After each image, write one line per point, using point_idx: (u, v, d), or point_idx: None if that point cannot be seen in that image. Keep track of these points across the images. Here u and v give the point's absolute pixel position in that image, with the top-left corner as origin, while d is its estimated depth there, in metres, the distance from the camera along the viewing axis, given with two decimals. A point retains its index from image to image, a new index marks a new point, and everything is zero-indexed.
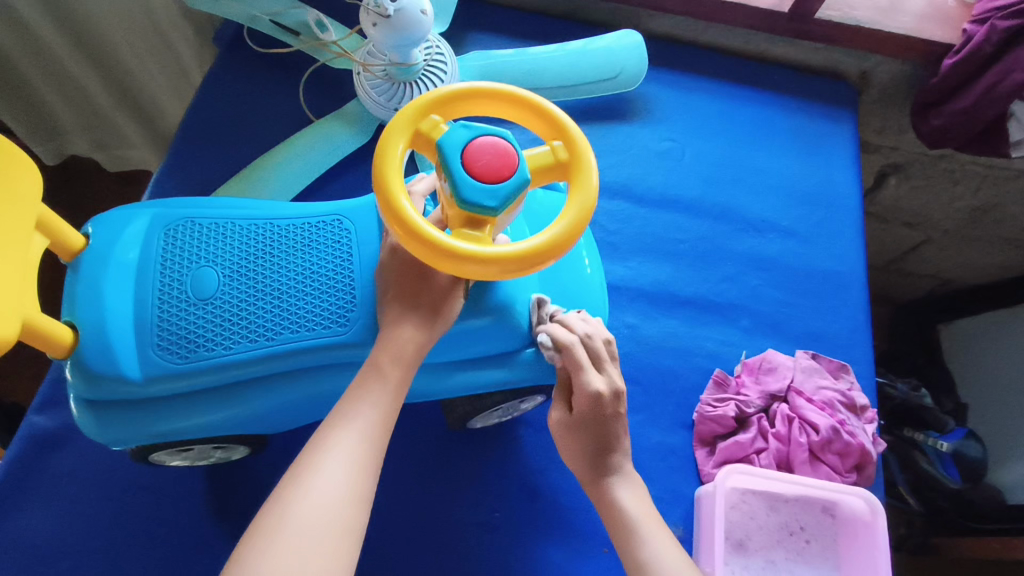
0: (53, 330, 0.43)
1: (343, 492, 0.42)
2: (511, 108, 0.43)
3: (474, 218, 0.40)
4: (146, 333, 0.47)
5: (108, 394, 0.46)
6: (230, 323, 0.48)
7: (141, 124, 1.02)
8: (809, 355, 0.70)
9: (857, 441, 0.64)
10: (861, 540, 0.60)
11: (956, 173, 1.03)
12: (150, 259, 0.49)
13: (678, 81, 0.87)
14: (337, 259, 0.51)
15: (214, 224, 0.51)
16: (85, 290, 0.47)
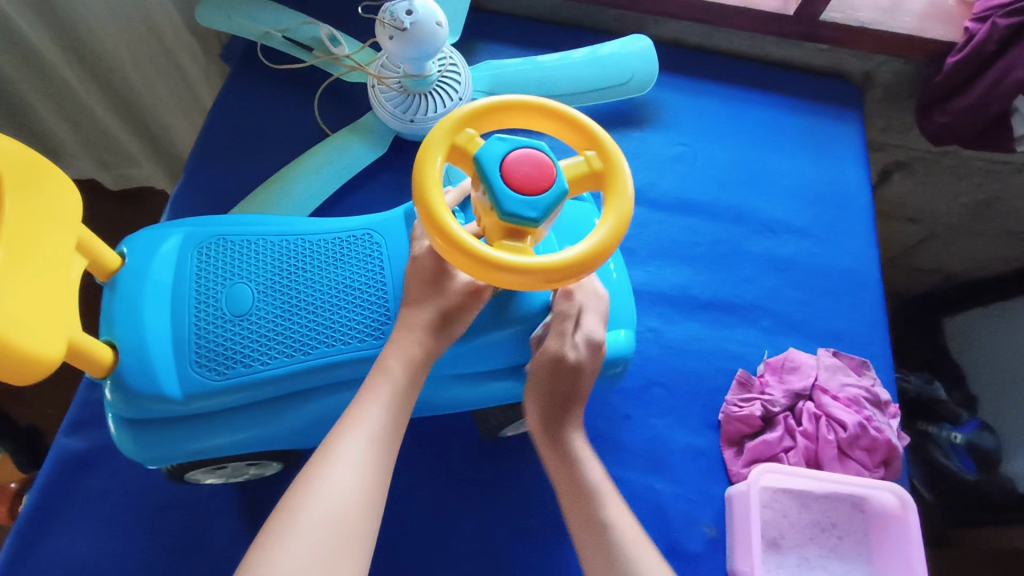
0: (93, 349, 0.43)
1: (351, 493, 0.42)
2: (544, 121, 0.44)
3: (515, 230, 0.40)
4: (184, 351, 0.47)
5: (148, 413, 0.46)
6: (267, 339, 0.48)
7: (145, 142, 1.02)
8: (830, 353, 0.71)
9: (884, 436, 0.64)
10: (892, 534, 0.60)
11: (959, 169, 1.05)
12: (186, 277, 0.49)
13: (686, 87, 0.88)
14: (369, 273, 0.52)
15: (246, 241, 0.51)
16: (123, 309, 0.47)
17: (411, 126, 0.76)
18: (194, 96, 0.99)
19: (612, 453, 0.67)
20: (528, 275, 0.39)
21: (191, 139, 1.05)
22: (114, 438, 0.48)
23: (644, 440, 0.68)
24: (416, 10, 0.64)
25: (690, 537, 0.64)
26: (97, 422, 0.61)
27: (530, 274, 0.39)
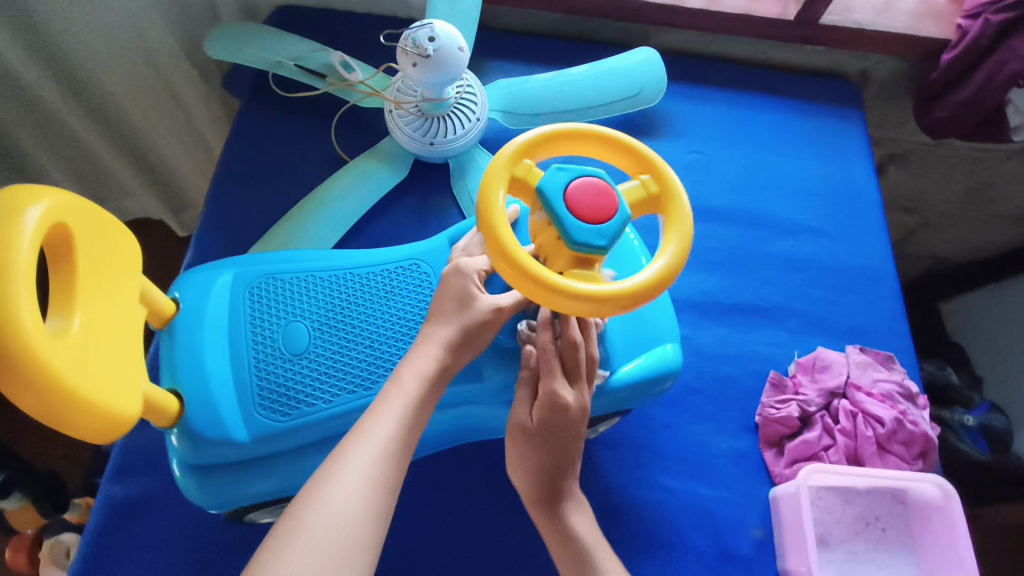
0: (161, 397, 0.44)
1: (356, 497, 0.42)
2: (597, 147, 0.44)
3: (585, 259, 0.41)
4: (248, 393, 0.47)
5: (215, 457, 0.46)
6: (329, 375, 0.49)
7: (143, 175, 1.00)
8: (859, 349, 0.73)
9: (920, 429, 0.66)
10: (935, 524, 0.62)
11: (952, 159, 1.08)
12: (241, 317, 0.49)
13: (694, 94, 0.89)
14: (419, 304, 0.53)
15: (296, 278, 0.52)
16: (183, 354, 0.47)
17: (432, 149, 0.77)
18: (195, 127, 0.98)
19: (656, 462, 0.68)
20: (592, 301, 0.40)
21: (193, 170, 1.03)
22: (178, 485, 0.48)
23: (685, 447, 0.69)
24: (438, 36, 0.65)
25: (739, 540, 0.65)
26: (147, 466, 0.61)
27: (594, 301, 0.40)
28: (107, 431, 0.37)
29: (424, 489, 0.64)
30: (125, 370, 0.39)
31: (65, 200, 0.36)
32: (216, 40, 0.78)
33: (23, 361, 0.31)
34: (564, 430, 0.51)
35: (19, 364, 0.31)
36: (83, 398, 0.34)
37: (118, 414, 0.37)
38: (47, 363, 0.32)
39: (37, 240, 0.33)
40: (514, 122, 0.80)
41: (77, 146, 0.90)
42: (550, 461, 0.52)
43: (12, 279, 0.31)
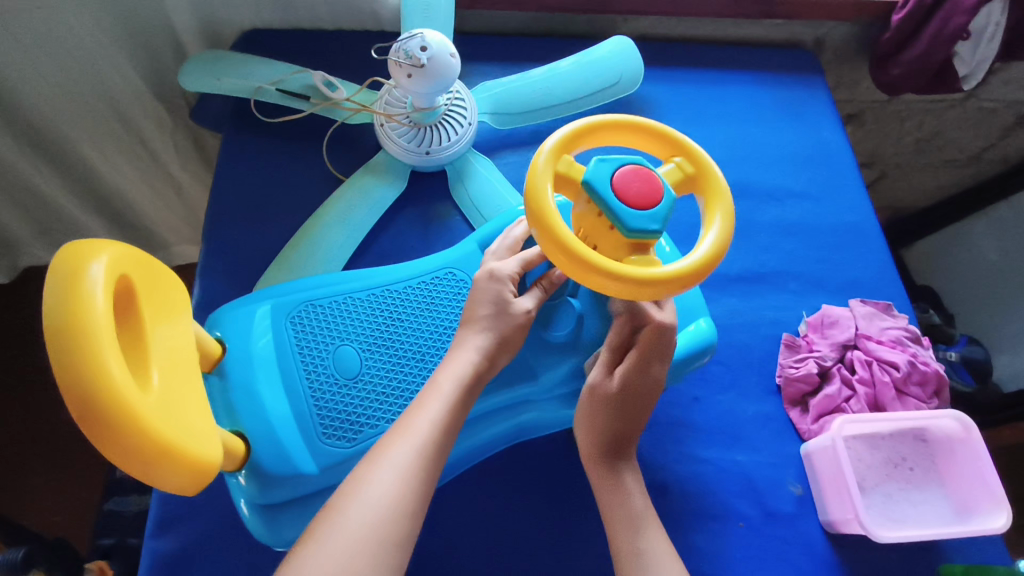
0: (231, 442, 0.50)
1: (392, 497, 0.45)
2: (630, 137, 0.48)
3: (641, 244, 0.44)
4: (302, 428, 0.54)
5: (285, 491, 0.53)
6: (368, 401, 0.56)
7: (107, 221, 0.94)
8: (861, 302, 0.77)
9: (931, 368, 0.72)
10: (959, 456, 0.66)
11: (903, 113, 1.11)
12: (288, 356, 0.56)
13: (665, 76, 0.91)
14: (436, 325, 0.60)
15: (325, 316, 0.58)
16: (243, 399, 0.53)
17: (429, 158, 0.77)
18: (161, 166, 0.92)
19: (691, 436, 0.70)
20: (632, 283, 0.42)
21: (163, 215, 0.98)
22: (248, 524, 0.53)
23: (714, 417, 0.71)
24: (429, 46, 0.66)
25: (779, 499, 0.68)
26: (197, 511, 0.61)
27: (639, 282, 0.42)
28: (198, 476, 0.38)
29: (474, 495, 0.65)
30: (195, 411, 0.41)
31: (120, 251, 0.37)
32: (188, 72, 0.76)
33: (121, 416, 0.33)
34: (643, 398, 0.56)
35: (119, 419, 0.32)
36: (174, 445, 0.36)
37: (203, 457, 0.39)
38: (141, 415, 0.33)
39: (110, 295, 0.34)
40: (503, 122, 0.81)
41: (39, 198, 0.85)
42: (620, 426, 0.57)
43: (98, 338, 0.32)
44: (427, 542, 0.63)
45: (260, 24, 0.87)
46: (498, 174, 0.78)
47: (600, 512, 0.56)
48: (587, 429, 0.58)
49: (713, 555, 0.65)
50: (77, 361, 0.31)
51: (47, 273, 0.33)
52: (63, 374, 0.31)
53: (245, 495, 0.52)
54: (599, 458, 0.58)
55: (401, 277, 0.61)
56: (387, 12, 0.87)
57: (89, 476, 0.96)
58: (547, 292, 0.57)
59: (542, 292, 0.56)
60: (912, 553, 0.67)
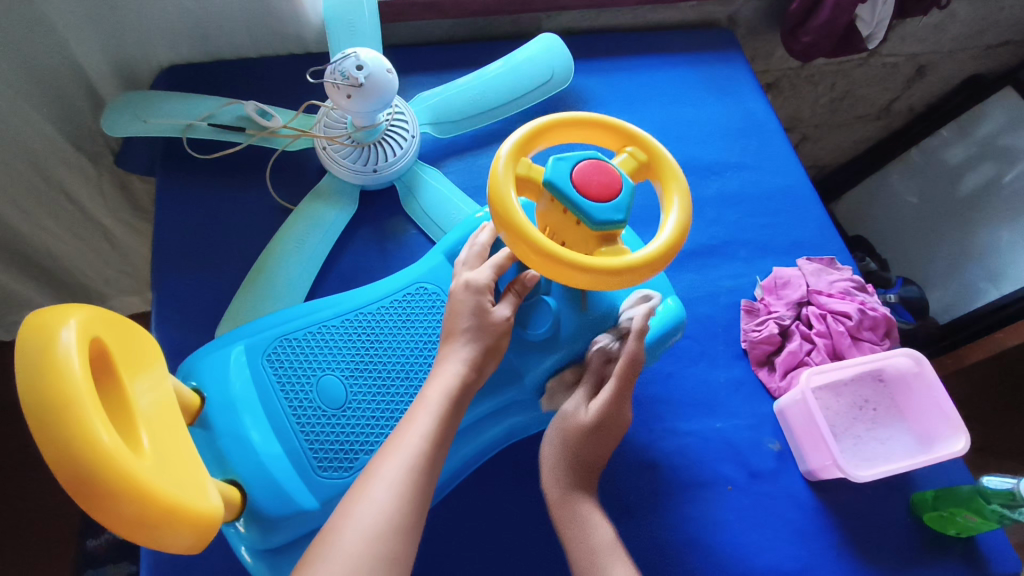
0: (227, 493, 0.50)
1: (388, 516, 0.44)
2: (584, 131, 0.50)
3: (609, 234, 0.46)
4: (297, 465, 0.54)
5: (287, 533, 0.53)
6: (357, 426, 0.57)
7: (35, 281, 0.90)
8: (807, 260, 0.81)
9: (880, 313, 0.76)
10: (916, 390, 0.71)
11: (816, 76, 1.16)
12: (271, 396, 0.56)
13: (593, 68, 0.93)
14: (410, 342, 0.61)
15: (300, 349, 0.59)
16: (230, 445, 0.53)
17: (376, 175, 0.76)
18: (90, 219, 0.88)
19: (670, 411, 0.72)
20: (599, 273, 0.44)
21: (92, 267, 0.94)
22: (252, 571, 0.54)
23: (689, 389, 0.74)
24: (365, 64, 0.66)
25: (762, 457, 0.71)
26: (190, 567, 0.59)
27: (606, 272, 0.44)
28: (200, 528, 0.39)
29: (472, 502, 0.65)
30: (182, 467, 0.41)
31: (87, 315, 0.37)
32: (110, 116, 0.73)
33: (115, 480, 0.33)
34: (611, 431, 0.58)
35: (113, 483, 0.33)
36: (171, 502, 0.36)
37: (201, 509, 0.39)
38: (134, 476, 0.34)
39: (86, 361, 0.34)
40: (444, 131, 0.82)
41: None
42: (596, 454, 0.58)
43: (83, 408, 0.32)
44: (432, 558, 0.63)
45: (179, 59, 0.84)
46: (447, 182, 0.78)
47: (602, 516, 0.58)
48: (553, 463, 0.58)
49: (708, 520, 0.67)
50: (66, 436, 0.32)
51: (17, 348, 0.33)
52: (51, 445, 0.32)
53: (247, 542, 0.53)
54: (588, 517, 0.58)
55: (370, 300, 0.62)
56: (311, 33, 0.86)
57: (57, 551, 0.91)
58: (520, 296, 0.57)
59: (516, 298, 0.57)
60: (886, 486, 0.71)
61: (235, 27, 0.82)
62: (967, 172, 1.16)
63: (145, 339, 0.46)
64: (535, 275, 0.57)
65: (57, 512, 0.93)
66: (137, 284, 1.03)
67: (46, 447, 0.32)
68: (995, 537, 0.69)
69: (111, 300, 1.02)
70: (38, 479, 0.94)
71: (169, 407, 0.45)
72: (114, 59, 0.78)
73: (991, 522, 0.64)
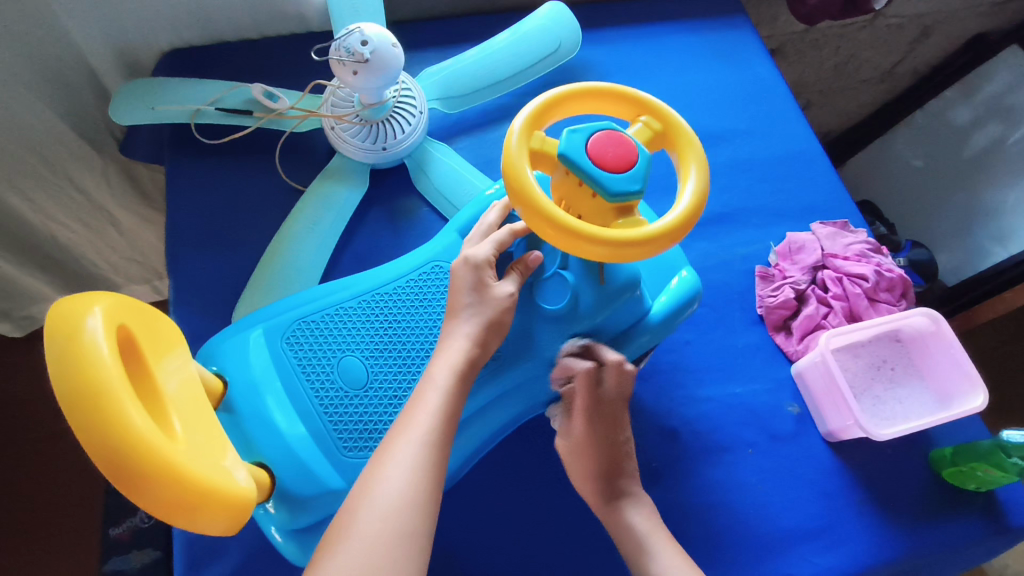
0: (258, 475, 0.51)
1: (405, 493, 0.45)
2: (598, 102, 0.50)
3: (625, 207, 0.46)
4: (325, 446, 0.55)
5: (316, 513, 0.54)
6: (380, 404, 0.57)
7: (47, 272, 0.90)
8: (821, 224, 0.81)
9: (896, 274, 0.77)
10: (932, 349, 0.71)
11: (820, 40, 1.15)
12: (292, 378, 0.56)
13: (598, 37, 0.91)
14: (429, 321, 0.61)
15: (319, 331, 0.59)
16: (256, 429, 0.54)
17: (386, 154, 0.76)
18: (98, 208, 0.88)
19: (689, 378, 0.73)
20: (616, 246, 0.44)
21: (103, 258, 0.94)
22: (283, 551, 0.55)
23: (707, 355, 0.74)
24: (370, 40, 0.65)
25: (782, 419, 0.72)
26: (224, 546, 0.60)
27: (624, 244, 0.44)
28: (234, 511, 0.39)
29: (495, 473, 0.66)
30: (214, 451, 0.42)
31: (112, 300, 0.37)
32: (119, 103, 0.73)
33: (150, 464, 0.33)
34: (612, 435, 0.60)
35: (148, 467, 0.33)
36: (204, 484, 0.37)
37: (234, 492, 0.39)
38: (169, 460, 0.34)
39: (113, 347, 0.34)
40: (451, 106, 0.81)
41: None
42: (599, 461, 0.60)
43: (114, 394, 0.32)
44: (460, 527, 0.64)
45: (180, 43, 0.83)
46: (457, 157, 0.78)
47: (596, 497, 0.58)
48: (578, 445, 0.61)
49: (730, 482, 0.68)
50: (100, 422, 0.32)
51: (44, 337, 0.33)
52: (85, 432, 0.32)
53: (276, 523, 0.54)
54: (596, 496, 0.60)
55: (387, 279, 0.62)
56: (313, 12, 0.85)
57: (82, 539, 0.93)
58: (525, 274, 0.57)
59: (519, 277, 0.56)
60: (905, 445, 0.72)
61: (236, 8, 0.81)
62: (974, 132, 1.14)
63: (170, 326, 0.46)
64: (538, 255, 0.57)
65: (80, 505, 0.94)
66: (147, 272, 1.03)
67: (79, 432, 0.32)
68: (1014, 490, 0.70)
69: (120, 289, 1.01)
70: (60, 468, 0.95)
71: (195, 391, 0.46)
72: (116, 44, 0.78)
73: (1011, 475, 0.64)
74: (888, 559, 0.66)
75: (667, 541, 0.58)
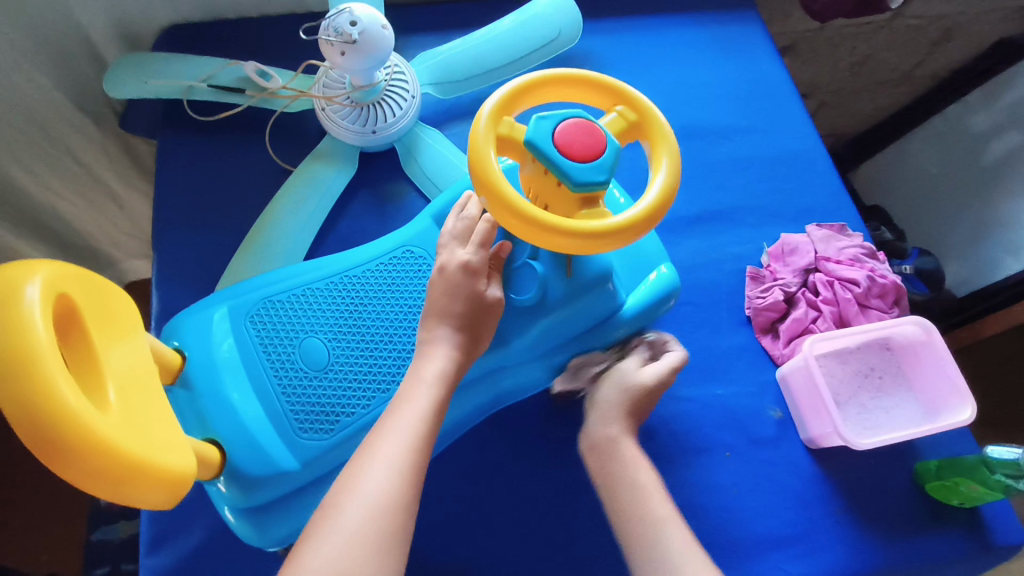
0: (203, 450, 0.50)
1: (389, 492, 0.45)
2: (570, 89, 0.49)
3: (589, 197, 0.45)
4: (282, 426, 0.55)
5: (269, 492, 0.53)
6: (339, 387, 0.57)
7: None
8: (817, 226, 0.79)
9: (889, 280, 0.75)
10: (924, 360, 0.69)
11: (835, 38, 1.13)
12: (252, 356, 0.56)
13: (602, 27, 0.90)
14: (396, 306, 0.60)
15: (282, 311, 0.58)
16: (211, 405, 0.54)
17: (375, 137, 0.75)
18: (97, 182, 0.88)
19: None
20: (589, 238, 0.43)
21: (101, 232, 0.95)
22: (235, 529, 0.54)
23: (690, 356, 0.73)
24: (359, 20, 0.65)
25: (762, 424, 0.70)
26: (188, 522, 0.60)
27: (595, 237, 0.43)
28: (168, 485, 0.39)
29: (465, 464, 0.66)
30: (154, 425, 0.42)
31: (55, 270, 0.37)
32: (113, 78, 0.73)
33: (76, 434, 0.33)
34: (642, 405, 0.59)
35: (74, 439, 0.33)
36: (136, 458, 0.37)
37: (169, 468, 0.39)
38: (99, 434, 0.34)
39: (48, 317, 0.34)
40: (445, 92, 0.80)
41: None
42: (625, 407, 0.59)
43: (43, 363, 0.32)
44: (427, 515, 0.64)
45: (180, 19, 0.83)
46: (447, 143, 0.77)
47: (599, 461, 0.57)
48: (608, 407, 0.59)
49: (705, 485, 0.67)
50: (27, 392, 0.32)
51: None
52: (11, 401, 0.32)
53: (228, 502, 0.53)
54: (591, 443, 0.58)
55: (356, 263, 0.62)
56: None
57: (69, 507, 0.94)
58: (498, 271, 0.57)
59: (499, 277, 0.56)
60: (889, 456, 0.70)
61: None
62: (993, 140, 1.10)
63: (124, 300, 0.46)
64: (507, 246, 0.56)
65: None
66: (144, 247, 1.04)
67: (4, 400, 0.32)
68: (999, 508, 0.68)
69: (120, 264, 1.02)
70: None
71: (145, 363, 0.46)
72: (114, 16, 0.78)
73: (995, 492, 0.63)
74: (863, 570, 0.65)
75: (690, 541, 0.52)
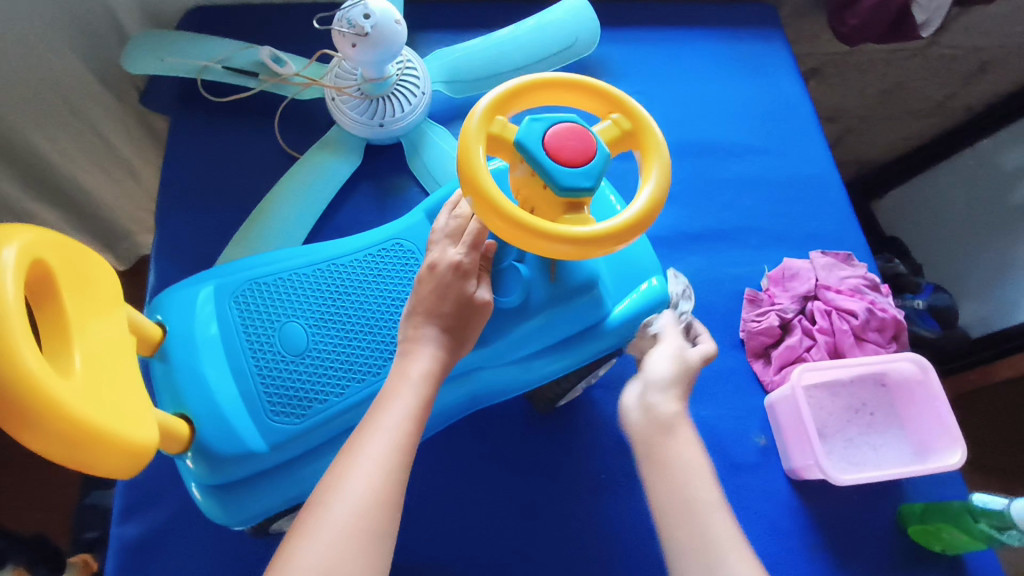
0: (174, 425, 0.51)
1: (377, 490, 0.44)
2: (565, 94, 0.48)
3: (574, 203, 0.44)
4: (253, 407, 0.55)
5: (235, 472, 0.54)
6: (314, 373, 0.57)
7: None
8: (821, 253, 0.78)
9: (890, 314, 0.73)
10: (918, 399, 0.67)
11: (864, 64, 1.10)
12: (231, 336, 0.57)
13: (622, 36, 0.89)
14: (379, 298, 0.60)
15: (266, 294, 0.59)
16: (186, 381, 0.55)
17: (382, 130, 0.76)
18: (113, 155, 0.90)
19: None
20: (578, 243, 0.43)
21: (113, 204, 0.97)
22: (202, 506, 0.55)
23: None
24: (373, 13, 0.65)
25: (746, 449, 0.69)
26: (162, 494, 0.62)
27: (582, 242, 0.43)
28: (131, 455, 0.40)
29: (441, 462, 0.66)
30: (122, 394, 0.42)
31: (33, 236, 0.38)
32: (131, 53, 0.74)
33: (38, 399, 0.34)
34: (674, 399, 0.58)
35: (36, 403, 0.34)
36: (99, 427, 0.37)
37: (131, 439, 0.40)
38: (60, 400, 0.35)
39: (20, 280, 0.35)
40: (456, 91, 0.80)
41: None
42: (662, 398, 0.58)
43: (10, 327, 0.33)
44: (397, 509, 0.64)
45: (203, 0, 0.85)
46: (453, 141, 0.77)
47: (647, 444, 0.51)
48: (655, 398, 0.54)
49: None
50: None
51: None
52: None
53: (195, 478, 0.54)
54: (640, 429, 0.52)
55: (344, 252, 0.62)
56: None
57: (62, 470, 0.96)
58: (485, 271, 0.56)
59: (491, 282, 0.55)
60: (874, 494, 0.69)
61: None
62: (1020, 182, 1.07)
63: (105, 272, 0.47)
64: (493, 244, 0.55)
65: None
66: None
67: None
68: (983, 557, 0.66)
69: None
70: None
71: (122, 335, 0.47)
72: None
73: (978, 541, 0.61)
74: None
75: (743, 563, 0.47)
